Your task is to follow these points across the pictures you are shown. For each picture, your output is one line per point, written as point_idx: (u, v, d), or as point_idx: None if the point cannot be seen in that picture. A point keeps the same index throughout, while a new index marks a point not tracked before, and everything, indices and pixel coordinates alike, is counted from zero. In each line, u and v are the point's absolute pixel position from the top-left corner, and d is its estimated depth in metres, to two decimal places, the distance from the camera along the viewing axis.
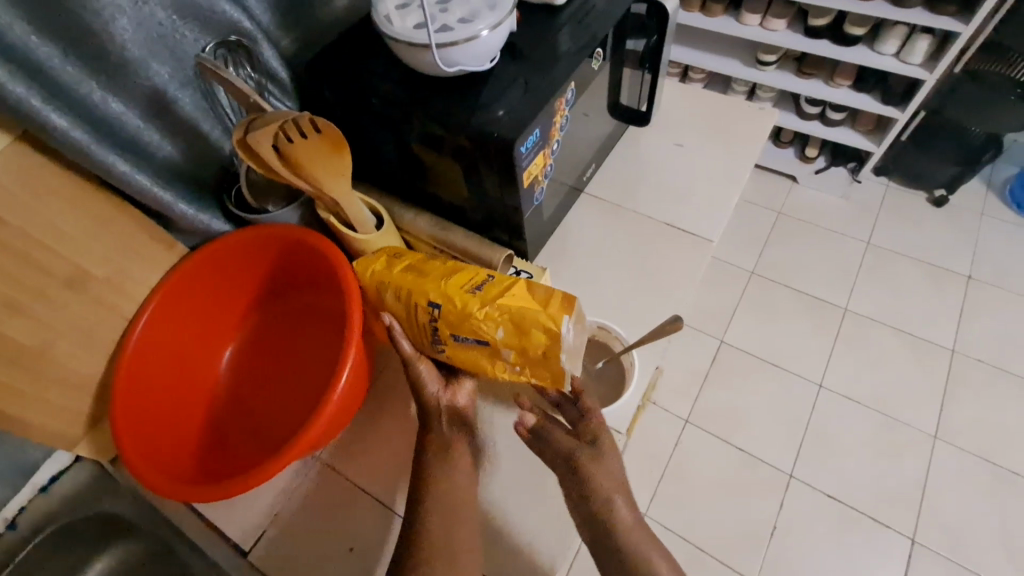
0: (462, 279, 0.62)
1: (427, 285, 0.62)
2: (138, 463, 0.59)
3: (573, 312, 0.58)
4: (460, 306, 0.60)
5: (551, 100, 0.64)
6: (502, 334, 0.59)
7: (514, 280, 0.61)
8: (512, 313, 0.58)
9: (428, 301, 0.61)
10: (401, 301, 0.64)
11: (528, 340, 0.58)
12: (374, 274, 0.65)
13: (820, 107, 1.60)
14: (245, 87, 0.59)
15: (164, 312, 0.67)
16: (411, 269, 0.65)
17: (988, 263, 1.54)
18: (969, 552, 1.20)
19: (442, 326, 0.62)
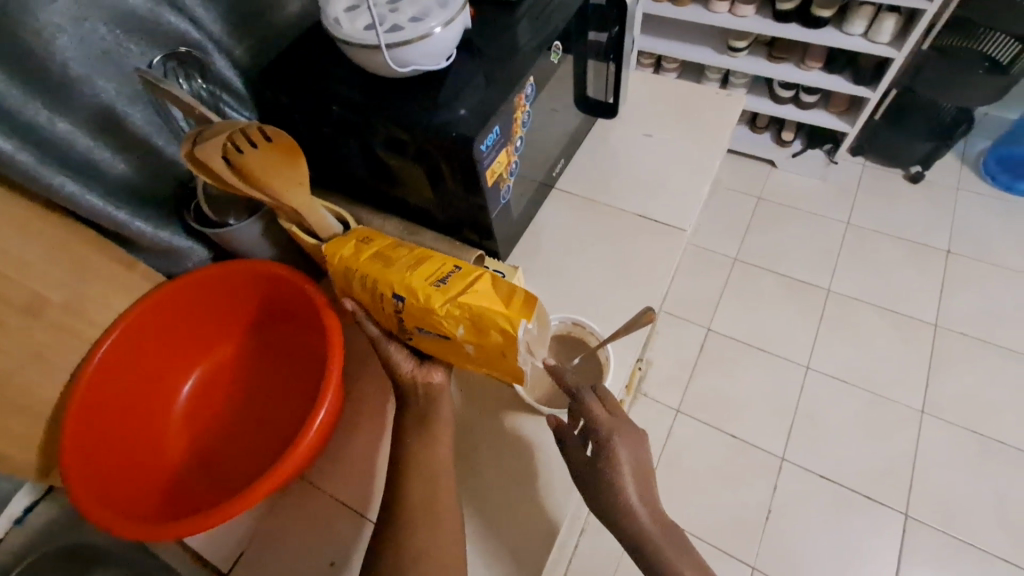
0: (428, 269, 0.59)
1: (392, 276, 0.58)
2: (85, 497, 0.56)
3: (533, 315, 0.55)
4: (423, 300, 0.56)
5: (511, 96, 0.63)
6: (462, 331, 0.57)
7: (480, 275, 0.57)
8: (474, 311, 0.55)
9: (392, 293, 0.58)
10: (367, 289, 0.60)
11: (487, 339, 0.56)
12: (342, 260, 0.61)
13: (793, 90, 1.61)
14: (189, 99, 0.58)
15: (128, 339, 0.65)
16: (379, 256, 0.61)
17: (966, 236, 1.56)
18: (962, 523, 1.21)
19: (407, 318, 0.59)
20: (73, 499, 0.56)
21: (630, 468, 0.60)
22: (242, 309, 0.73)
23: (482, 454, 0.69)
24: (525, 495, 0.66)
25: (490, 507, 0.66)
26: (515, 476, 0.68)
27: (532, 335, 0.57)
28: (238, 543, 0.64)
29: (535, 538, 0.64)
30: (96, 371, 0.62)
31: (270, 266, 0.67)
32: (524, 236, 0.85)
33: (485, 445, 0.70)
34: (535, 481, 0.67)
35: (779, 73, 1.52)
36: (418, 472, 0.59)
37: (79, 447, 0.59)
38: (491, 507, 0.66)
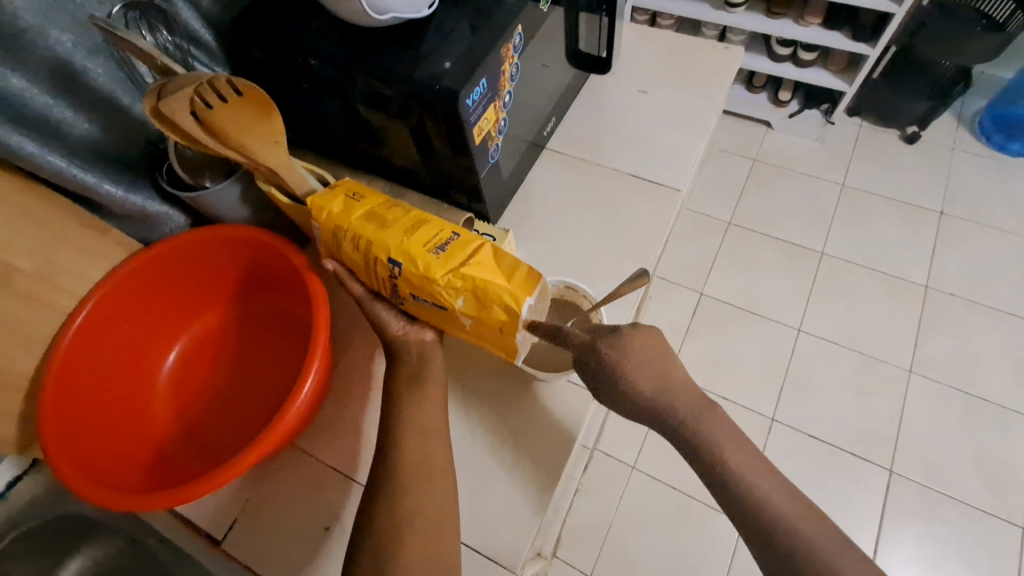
0: (426, 235, 0.56)
1: (389, 241, 0.56)
2: (68, 470, 0.55)
3: (537, 290, 0.54)
4: (422, 269, 0.55)
5: (498, 47, 0.60)
6: (461, 304, 0.56)
7: (481, 244, 0.56)
8: (476, 284, 0.54)
9: (389, 258, 0.56)
10: (359, 251, 0.58)
11: (487, 314, 0.55)
12: (331, 217, 0.58)
13: (792, 48, 1.56)
14: (151, 49, 0.53)
15: (105, 310, 0.63)
16: (372, 216, 0.58)
17: (960, 197, 1.55)
18: (946, 478, 1.24)
19: (403, 285, 0.57)
20: (56, 472, 0.55)
21: (637, 368, 0.59)
22: (226, 278, 0.71)
23: (474, 419, 0.68)
24: (515, 460, 0.66)
25: (481, 473, 0.66)
26: (508, 441, 0.67)
27: (534, 309, 0.55)
28: (229, 511, 0.64)
29: (527, 503, 0.64)
30: (73, 341, 0.60)
31: (251, 232, 0.65)
32: (514, 199, 0.83)
33: (477, 411, 0.69)
34: (528, 446, 0.66)
35: (778, 28, 1.46)
36: (411, 434, 0.57)
37: (60, 420, 0.58)
38: (483, 472, 0.65)
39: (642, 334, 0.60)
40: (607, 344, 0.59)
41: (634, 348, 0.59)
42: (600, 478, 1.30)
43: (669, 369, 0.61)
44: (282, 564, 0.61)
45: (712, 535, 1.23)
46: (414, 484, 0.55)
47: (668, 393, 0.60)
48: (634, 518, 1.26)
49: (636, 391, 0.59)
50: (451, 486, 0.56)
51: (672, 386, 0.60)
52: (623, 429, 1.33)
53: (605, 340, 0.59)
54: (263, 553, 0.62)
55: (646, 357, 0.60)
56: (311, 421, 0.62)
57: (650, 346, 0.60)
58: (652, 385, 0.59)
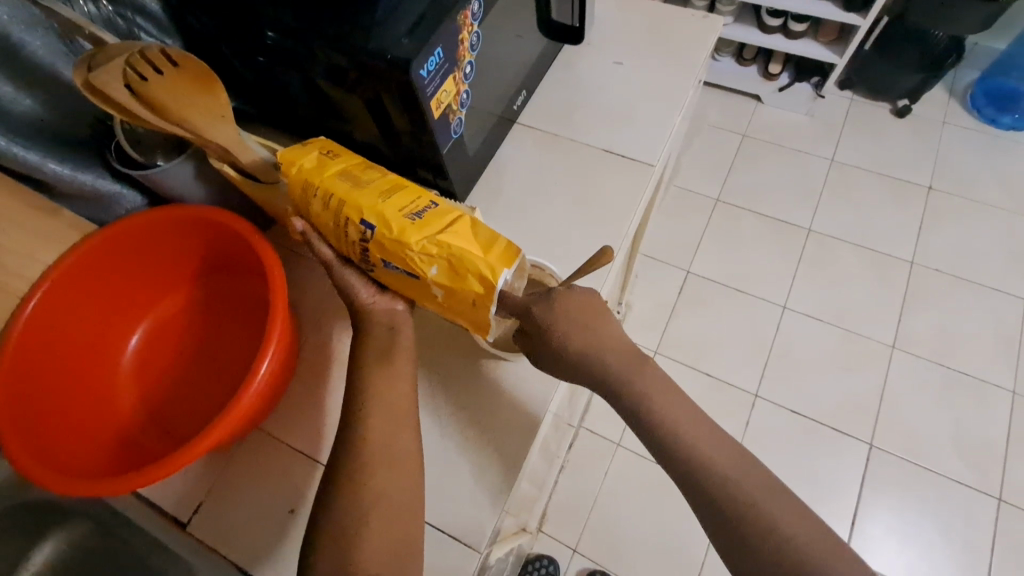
0: (403, 201, 0.54)
1: (363, 202, 0.54)
2: (21, 455, 0.54)
3: (515, 263, 0.53)
4: (396, 233, 0.52)
5: (454, 13, 0.57)
6: (435, 272, 0.53)
7: (460, 215, 0.54)
8: (452, 253, 0.52)
9: (361, 219, 0.54)
10: (329, 210, 0.55)
11: (461, 284, 0.53)
12: (301, 172, 0.56)
13: (782, 19, 1.52)
14: (78, 19, 0.52)
15: (62, 292, 0.61)
16: (346, 175, 0.57)
17: (949, 172, 1.53)
18: (925, 451, 1.26)
19: (374, 250, 0.55)
20: (11, 460, 0.54)
21: (572, 323, 0.56)
22: (189, 259, 0.69)
23: (442, 398, 0.68)
24: (484, 437, 0.66)
25: (450, 451, 0.65)
26: (475, 420, 0.67)
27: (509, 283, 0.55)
28: (194, 495, 0.64)
29: (494, 480, 0.64)
30: (26, 327, 0.58)
31: (208, 211, 0.63)
32: (484, 176, 0.81)
33: (447, 389, 0.68)
34: (496, 424, 0.66)
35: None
36: (370, 415, 0.56)
37: (15, 407, 0.56)
38: (451, 450, 0.65)
39: (579, 292, 0.57)
40: (540, 304, 0.55)
41: (570, 303, 0.56)
42: (586, 454, 1.31)
43: (608, 327, 0.57)
44: (246, 545, 0.61)
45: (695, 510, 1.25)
46: (374, 462, 0.54)
47: (602, 346, 0.57)
48: (618, 494, 1.27)
49: (568, 347, 0.56)
50: (412, 463, 0.56)
51: (604, 338, 0.57)
52: (607, 407, 1.34)
53: (538, 303, 0.55)
54: (228, 535, 0.62)
55: (585, 310, 0.57)
56: (271, 403, 0.61)
57: (589, 303, 0.57)
58: (583, 345, 0.56)
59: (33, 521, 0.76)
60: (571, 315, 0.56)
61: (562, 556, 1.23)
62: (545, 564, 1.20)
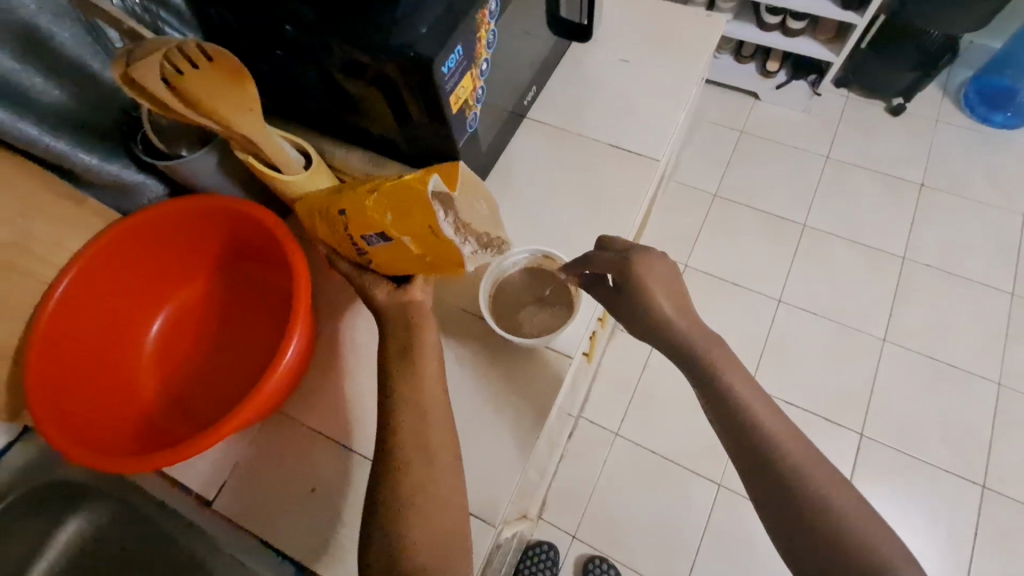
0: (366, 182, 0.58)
1: (335, 198, 0.59)
2: (53, 433, 0.56)
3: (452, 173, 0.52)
4: (354, 199, 0.56)
5: (472, 12, 0.59)
6: (392, 217, 0.54)
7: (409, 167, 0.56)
8: (391, 185, 0.53)
9: (336, 210, 0.58)
10: (323, 220, 0.61)
11: (413, 215, 0.53)
12: (303, 202, 0.63)
13: (780, 16, 1.54)
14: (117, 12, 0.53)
15: (90, 278, 0.64)
16: (335, 186, 0.62)
17: (941, 170, 1.57)
18: (913, 441, 1.30)
19: (354, 230, 0.58)
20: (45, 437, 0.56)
21: (656, 279, 0.61)
22: (212, 249, 0.72)
23: (457, 383, 0.71)
24: (498, 421, 0.69)
25: (466, 432, 0.68)
26: (489, 405, 0.69)
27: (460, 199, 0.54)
28: (219, 475, 0.66)
29: (509, 461, 0.67)
30: (57, 309, 0.61)
31: (230, 202, 0.65)
32: (495, 169, 0.83)
33: (460, 374, 0.71)
34: (509, 407, 0.69)
35: None
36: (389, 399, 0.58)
37: (47, 387, 0.59)
38: (467, 433, 0.68)
39: (664, 258, 0.63)
40: (637, 255, 0.62)
41: (650, 266, 0.62)
42: (584, 444, 1.34)
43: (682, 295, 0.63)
44: (270, 522, 0.64)
45: (690, 497, 1.29)
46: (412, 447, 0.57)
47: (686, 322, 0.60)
48: (617, 483, 1.31)
49: (657, 306, 0.60)
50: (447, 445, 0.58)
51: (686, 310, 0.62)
52: (606, 397, 1.38)
53: (636, 254, 0.62)
54: (254, 512, 0.64)
55: (670, 281, 0.62)
56: (291, 388, 0.64)
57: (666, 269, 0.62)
58: (672, 306, 0.61)
59: (60, 501, 0.77)
60: (661, 279, 0.61)
61: (562, 542, 1.27)
62: (545, 549, 1.24)
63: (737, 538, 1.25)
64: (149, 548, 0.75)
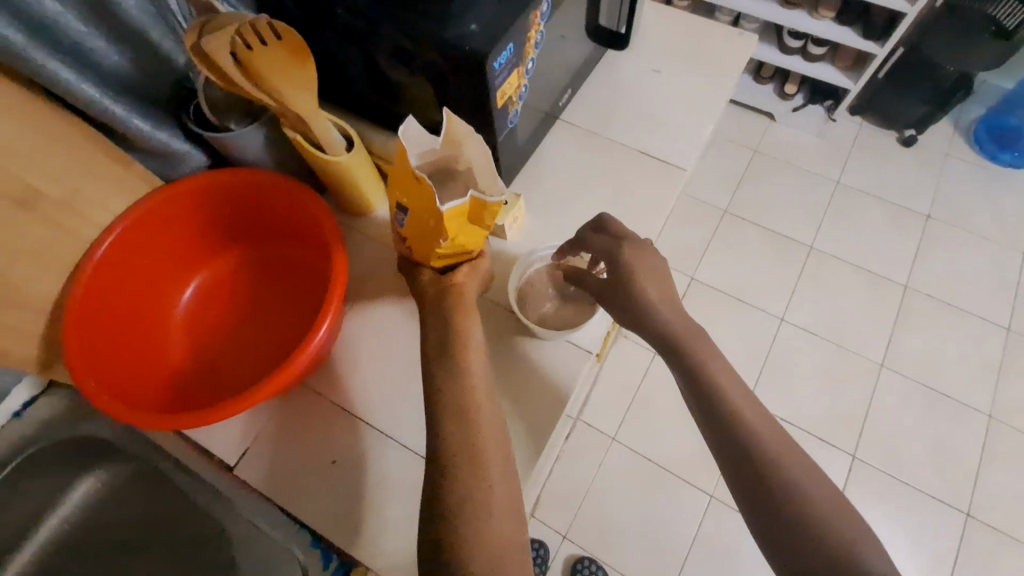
0: None
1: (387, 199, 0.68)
2: (88, 385, 0.58)
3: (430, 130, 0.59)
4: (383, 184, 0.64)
5: (525, 12, 0.61)
6: (397, 185, 0.60)
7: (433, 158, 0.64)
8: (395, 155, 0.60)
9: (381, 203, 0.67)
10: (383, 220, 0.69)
11: (404, 173, 0.58)
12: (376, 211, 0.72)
13: (802, 41, 1.57)
14: None
15: (130, 239, 0.66)
16: None
17: (948, 204, 1.60)
18: (903, 466, 1.33)
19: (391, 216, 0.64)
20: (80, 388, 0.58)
21: (644, 269, 0.65)
22: (249, 224, 0.73)
23: None
24: (515, 410, 0.70)
25: None
26: (508, 394, 0.71)
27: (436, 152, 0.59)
28: (241, 442, 0.68)
29: (524, 449, 0.68)
30: (98, 266, 0.63)
31: (274, 178, 0.67)
32: (526, 167, 0.85)
33: None
34: (527, 398, 0.71)
35: (790, 21, 1.48)
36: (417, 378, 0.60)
37: (83, 341, 0.61)
38: None
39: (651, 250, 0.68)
40: (629, 246, 0.67)
41: (638, 256, 0.66)
42: (581, 446, 1.36)
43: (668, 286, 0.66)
44: (290, 490, 0.65)
45: (681, 506, 1.31)
46: (464, 432, 0.55)
47: (676, 322, 0.64)
48: (610, 487, 1.33)
49: (644, 293, 0.64)
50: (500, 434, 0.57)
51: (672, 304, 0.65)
52: (606, 401, 1.40)
53: (629, 244, 0.67)
54: (274, 480, 0.66)
55: (657, 272, 0.66)
56: (320, 363, 0.65)
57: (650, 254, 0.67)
58: (657, 294, 0.65)
59: (76, 456, 0.78)
60: (650, 268, 0.66)
61: (552, 541, 1.29)
62: (535, 547, 1.26)
63: (725, 549, 1.27)
64: (165, 507, 0.76)
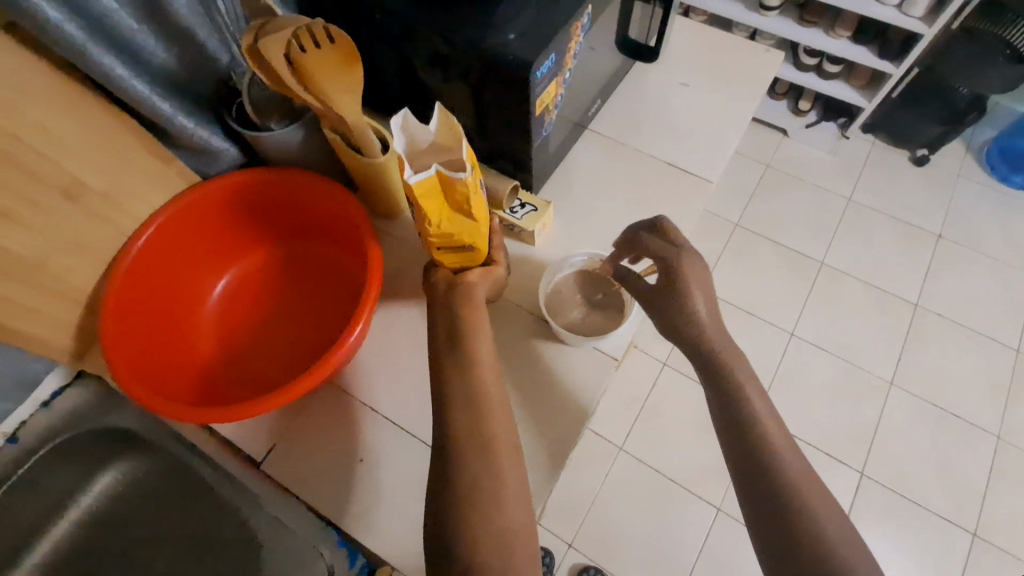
0: None
1: None
2: (124, 375, 0.59)
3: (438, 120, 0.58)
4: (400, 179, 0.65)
5: (568, 23, 0.62)
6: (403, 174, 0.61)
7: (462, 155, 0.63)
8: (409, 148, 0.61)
9: None
10: None
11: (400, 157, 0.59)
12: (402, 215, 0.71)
13: (818, 58, 1.59)
14: None
15: (167, 232, 0.67)
16: None
17: (960, 224, 1.61)
18: (912, 485, 1.33)
19: None
20: (116, 378, 0.59)
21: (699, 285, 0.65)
22: (282, 222, 0.74)
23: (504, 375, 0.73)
24: (540, 416, 0.71)
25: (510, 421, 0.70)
26: (534, 399, 0.71)
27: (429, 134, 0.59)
28: (268, 438, 0.68)
29: (548, 455, 0.69)
30: (137, 257, 0.64)
31: (312, 178, 0.68)
32: (553, 174, 0.86)
33: (507, 367, 0.73)
34: (552, 403, 0.71)
35: (807, 39, 1.49)
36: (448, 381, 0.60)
37: (120, 331, 0.61)
38: None
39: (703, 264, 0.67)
40: (688, 260, 0.66)
41: (695, 273, 0.65)
42: (589, 455, 1.37)
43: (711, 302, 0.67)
44: (316, 488, 0.66)
45: (687, 518, 1.30)
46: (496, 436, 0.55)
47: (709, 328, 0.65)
48: (616, 497, 1.33)
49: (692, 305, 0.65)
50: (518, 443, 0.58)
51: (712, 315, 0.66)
52: (614, 411, 1.41)
53: (688, 258, 0.66)
54: (300, 477, 0.67)
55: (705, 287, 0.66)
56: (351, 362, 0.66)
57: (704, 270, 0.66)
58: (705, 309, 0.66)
59: (100, 448, 0.79)
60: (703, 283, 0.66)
61: (558, 550, 1.28)
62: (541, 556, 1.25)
63: (732, 563, 1.27)
64: (187, 501, 0.77)
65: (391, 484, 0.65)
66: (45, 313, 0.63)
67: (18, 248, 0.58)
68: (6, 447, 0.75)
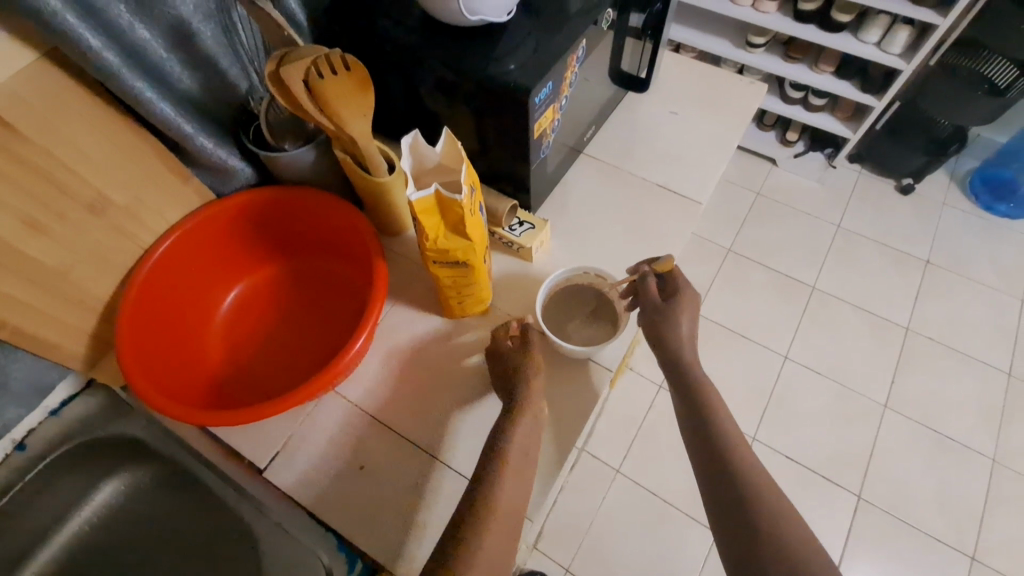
0: None
1: None
2: (137, 380, 0.61)
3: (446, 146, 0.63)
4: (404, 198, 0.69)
5: (563, 55, 0.67)
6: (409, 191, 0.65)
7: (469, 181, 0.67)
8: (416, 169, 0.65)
9: None
10: None
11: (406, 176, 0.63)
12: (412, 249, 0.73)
13: (803, 92, 1.67)
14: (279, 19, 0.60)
15: (182, 245, 0.70)
16: None
17: (946, 250, 1.66)
18: (909, 509, 1.33)
19: None
20: (129, 383, 0.61)
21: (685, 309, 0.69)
22: (291, 237, 0.78)
23: None
24: None
25: None
26: None
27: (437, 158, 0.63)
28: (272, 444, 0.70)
29: (544, 462, 0.70)
30: (152, 269, 0.67)
31: (321, 196, 0.72)
32: (551, 195, 0.91)
33: None
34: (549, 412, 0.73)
35: (792, 74, 1.57)
36: None
37: (135, 339, 0.64)
38: None
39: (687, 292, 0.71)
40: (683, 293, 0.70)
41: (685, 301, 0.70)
42: (588, 478, 1.37)
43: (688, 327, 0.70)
44: (318, 492, 0.67)
45: (685, 542, 1.30)
46: None
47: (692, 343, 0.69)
48: (614, 520, 1.32)
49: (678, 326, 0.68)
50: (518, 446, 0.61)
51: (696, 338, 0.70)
52: (611, 433, 1.42)
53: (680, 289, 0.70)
54: (302, 483, 0.68)
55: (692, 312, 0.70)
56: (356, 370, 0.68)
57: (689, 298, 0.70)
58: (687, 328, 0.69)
59: (105, 455, 0.82)
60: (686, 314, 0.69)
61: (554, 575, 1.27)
62: None
63: None
64: (188, 507, 0.80)
65: (391, 489, 0.67)
66: (62, 320, 0.66)
67: (43, 257, 0.61)
68: (14, 454, 0.79)
